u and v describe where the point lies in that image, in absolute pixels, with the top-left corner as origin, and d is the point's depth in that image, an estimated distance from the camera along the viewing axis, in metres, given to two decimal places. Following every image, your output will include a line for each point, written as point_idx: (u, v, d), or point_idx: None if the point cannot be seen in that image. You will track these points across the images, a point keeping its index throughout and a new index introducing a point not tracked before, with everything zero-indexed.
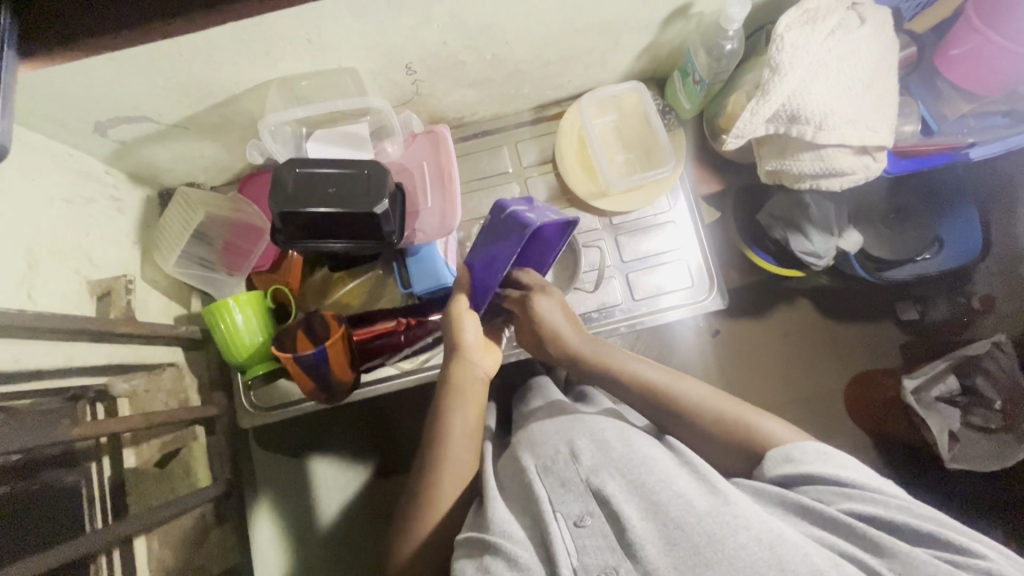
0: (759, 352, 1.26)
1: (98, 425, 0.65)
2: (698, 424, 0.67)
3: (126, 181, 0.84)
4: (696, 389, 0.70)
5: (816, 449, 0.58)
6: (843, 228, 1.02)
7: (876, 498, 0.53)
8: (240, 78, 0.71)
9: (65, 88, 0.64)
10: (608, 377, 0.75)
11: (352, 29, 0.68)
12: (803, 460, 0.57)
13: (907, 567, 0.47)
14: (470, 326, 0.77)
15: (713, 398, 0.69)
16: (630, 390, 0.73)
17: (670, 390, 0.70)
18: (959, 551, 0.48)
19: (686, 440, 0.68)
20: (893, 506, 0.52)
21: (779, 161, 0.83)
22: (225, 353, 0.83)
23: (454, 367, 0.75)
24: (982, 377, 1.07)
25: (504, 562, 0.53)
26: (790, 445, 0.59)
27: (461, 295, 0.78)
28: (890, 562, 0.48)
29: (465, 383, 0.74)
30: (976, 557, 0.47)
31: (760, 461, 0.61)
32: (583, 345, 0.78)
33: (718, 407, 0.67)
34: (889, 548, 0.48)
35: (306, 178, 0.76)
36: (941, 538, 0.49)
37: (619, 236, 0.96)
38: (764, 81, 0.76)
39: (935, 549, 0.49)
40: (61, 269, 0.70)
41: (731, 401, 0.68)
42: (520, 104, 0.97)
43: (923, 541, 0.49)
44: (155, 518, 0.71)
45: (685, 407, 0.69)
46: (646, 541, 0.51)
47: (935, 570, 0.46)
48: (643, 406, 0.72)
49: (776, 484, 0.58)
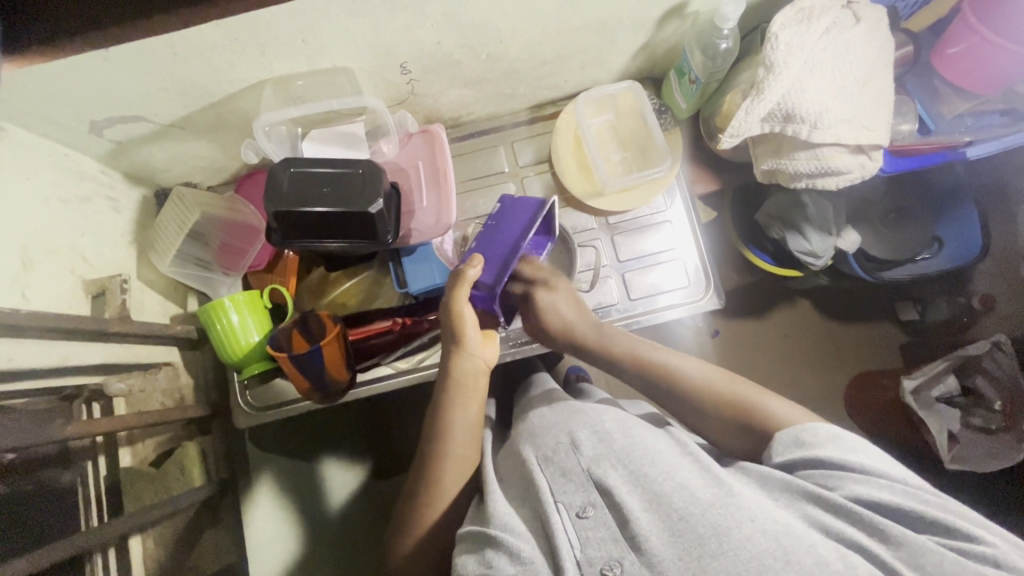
0: (759, 351, 1.26)
1: (94, 423, 0.65)
2: (699, 404, 0.69)
3: (123, 181, 0.85)
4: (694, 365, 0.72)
5: (827, 431, 0.58)
6: (841, 227, 1.02)
7: (884, 483, 0.52)
8: (235, 78, 0.71)
9: (59, 88, 0.64)
10: (609, 359, 0.77)
11: (345, 29, 0.67)
12: (814, 443, 0.57)
13: (913, 555, 0.47)
14: (470, 318, 0.74)
15: (713, 376, 0.70)
16: (625, 367, 0.75)
17: (667, 365, 0.73)
18: (963, 538, 0.48)
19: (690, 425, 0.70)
20: (900, 492, 0.51)
21: (775, 160, 0.83)
22: (220, 352, 0.82)
23: (454, 362, 0.73)
24: (982, 378, 1.06)
25: (506, 557, 0.53)
26: (800, 427, 0.59)
27: (459, 288, 0.75)
28: (898, 551, 0.48)
29: (467, 380, 0.72)
30: (979, 545, 0.47)
31: (769, 443, 0.61)
32: (584, 330, 0.79)
33: (718, 383, 0.69)
34: (895, 536, 0.48)
35: (300, 177, 0.76)
36: (947, 525, 0.48)
37: (615, 235, 0.96)
38: (759, 80, 0.76)
39: (939, 537, 0.48)
40: (56, 267, 0.70)
41: (727, 377, 0.69)
42: (516, 104, 0.98)
43: (929, 528, 0.49)
44: (148, 517, 0.72)
45: (682, 384, 0.71)
46: (650, 532, 0.51)
47: (942, 559, 0.46)
48: (638, 383, 0.75)
49: (782, 467, 0.58)
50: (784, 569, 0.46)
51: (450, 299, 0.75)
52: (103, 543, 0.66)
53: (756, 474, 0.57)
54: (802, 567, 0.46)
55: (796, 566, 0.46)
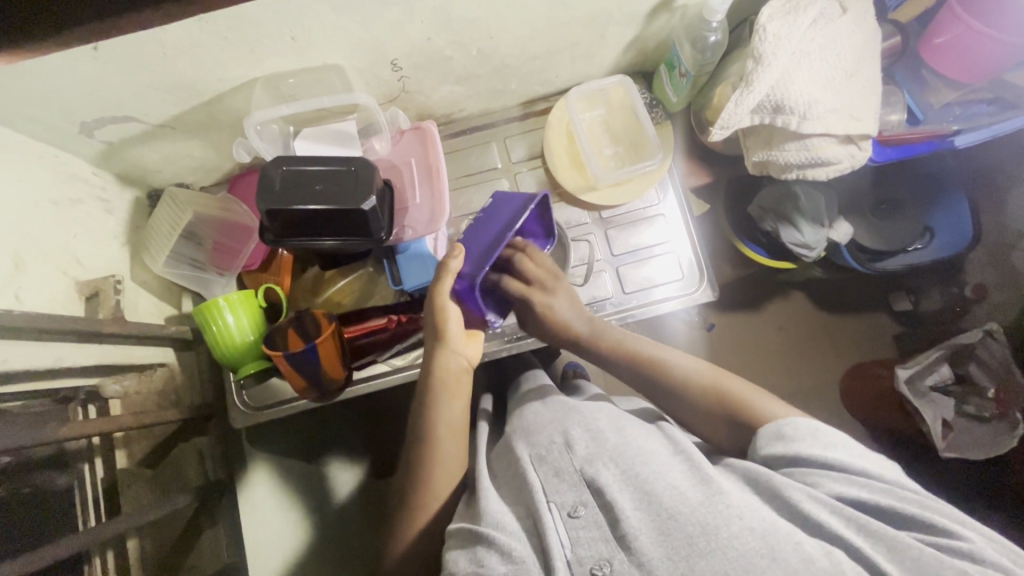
0: (754, 344, 1.27)
1: (89, 424, 0.65)
2: (688, 394, 0.69)
3: (115, 182, 0.85)
4: (684, 360, 0.72)
5: (806, 425, 0.58)
6: (833, 219, 1.03)
7: (864, 482, 0.52)
8: (225, 77, 0.71)
9: (49, 88, 0.64)
10: (606, 357, 0.76)
11: (334, 25, 0.67)
12: (795, 436, 0.57)
13: (893, 550, 0.48)
14: (454, 314, 0.75)
15: (705, 368, 0.70)
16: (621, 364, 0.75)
17: (654, 356, 0.73)
18: (940, 533, 0.48)
19: (684, 419, 0.70)
20: (879, 490, 0.52)
21: (766, 152, 0.83)
22: (215, 353, 0.83)
23: (438, 359, 0.73)
24: (975, 365, 1.07)
25: (498, 555, 0.54)
26: (781, 422, 0.59)
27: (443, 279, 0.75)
28: (878, 545, 0.48)
29: (451, 376, 0.73)
30: (957, 540, 0.47)
31: (754, 436, 0.61)
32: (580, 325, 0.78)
33: (706, 374, 0.70)
34: (876, 531, 0.49)
35: (293, 175, 0.76)
36: (925, 521, 0.49)
37: (609, 229, 0.96)
38: (748, 72, 0.76)
39: (916, 532, 0.49)
40: (50, 269, 0.70)
41: (719, 371, 0.70)
42: (507, 100, 0.98)
43: (906, 523, 0.50)
44: (143, 518, 0.72)
45: (673, 379, 0.71)
46: (640, 531, 0.51)
47: (920, 554, 0.47)
48: (630, 377, 0.75)
49: (766, 460, 0.58)
50: (772, 567, 0.46)
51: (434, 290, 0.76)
52: (102, 543, 0.66)
53: (738, 471, 0.57)
54: (788, 564, 0.46)
55: (783, 564, 0.46)
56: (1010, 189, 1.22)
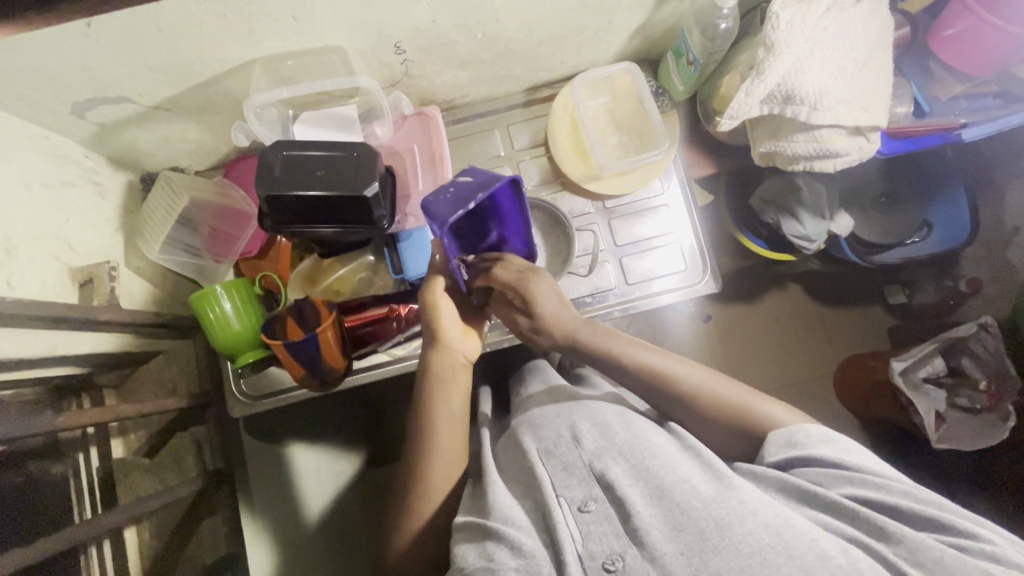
0: (751, 334, 1.27)
1: (84, 413, 0.64)
2: (701, 408, 0.66)
3: (107, 165, 0.82)
4: (688, 369, 0.68)
5: (818, 432, 0.58)
6: (835, 211, 1.02)
7: (879, 483, 0.52)
8: (223, 57, 0.69)
9: (36, 64, 0.61)
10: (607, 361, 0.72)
11: (339, 6, 0.66)
12: (806, 444, 0.57)
13: (914, 553, 0.47)
14: (448, 314, 0.74)
15: (710, 381, 0.67)
16: (631, 377, 0.70)
17: (662, 370, 0.69)
18: (964, 534, 0.48)
19: (688, 426, 0.67)
20: (897, 491, 0.52)
21: (773, 142, 0.82)
22: (212, 342, 0.81)
23: (434, 358, 0.73)
24: (967, 359, 1.06)
25: (508, 549, 0.53)
26: (792, 428, 0.59)
27: (436, 279, 0.75)
28: (897, 548, 0.48)
29: (446, 373, 0.73)
30: (980, 542, 0.47)
31: (761, 445, 0.61)
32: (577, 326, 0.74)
33: (712, 385, 0.66)
34: (899, 536, 0.48)
35: (293, 160, 0.74)
36: (947, 524, 0.48)
37: (612, 220, 0.95)
38: (759, 60, 0.75)
39: (939, 534, 0.48)
40: (41, 254, 0.68)
41: (724, 381, 0.67)
42: (511, 86, 0.96)
43: (927, 526, 0.49)
44: (142, 509, 0.71)
45: (682, 390, 0.67)
46: (652, 527, 0.50)
47: (941, 556, 0.46)
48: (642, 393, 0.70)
49: (776, 467, 0.57)
50: (787, 564, 0.45)
51: (427, 290, 0.75)
52: (100, 534, 0.65)
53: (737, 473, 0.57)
54: (804, 561, 0.45)
55: (798, 561, 0.45)
56: (1008, 184, 1.23)
